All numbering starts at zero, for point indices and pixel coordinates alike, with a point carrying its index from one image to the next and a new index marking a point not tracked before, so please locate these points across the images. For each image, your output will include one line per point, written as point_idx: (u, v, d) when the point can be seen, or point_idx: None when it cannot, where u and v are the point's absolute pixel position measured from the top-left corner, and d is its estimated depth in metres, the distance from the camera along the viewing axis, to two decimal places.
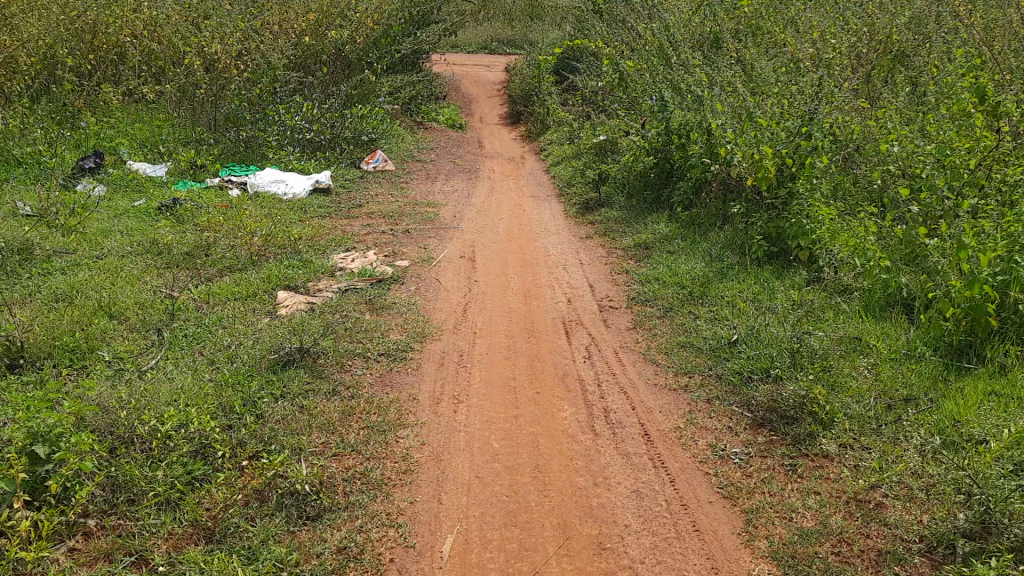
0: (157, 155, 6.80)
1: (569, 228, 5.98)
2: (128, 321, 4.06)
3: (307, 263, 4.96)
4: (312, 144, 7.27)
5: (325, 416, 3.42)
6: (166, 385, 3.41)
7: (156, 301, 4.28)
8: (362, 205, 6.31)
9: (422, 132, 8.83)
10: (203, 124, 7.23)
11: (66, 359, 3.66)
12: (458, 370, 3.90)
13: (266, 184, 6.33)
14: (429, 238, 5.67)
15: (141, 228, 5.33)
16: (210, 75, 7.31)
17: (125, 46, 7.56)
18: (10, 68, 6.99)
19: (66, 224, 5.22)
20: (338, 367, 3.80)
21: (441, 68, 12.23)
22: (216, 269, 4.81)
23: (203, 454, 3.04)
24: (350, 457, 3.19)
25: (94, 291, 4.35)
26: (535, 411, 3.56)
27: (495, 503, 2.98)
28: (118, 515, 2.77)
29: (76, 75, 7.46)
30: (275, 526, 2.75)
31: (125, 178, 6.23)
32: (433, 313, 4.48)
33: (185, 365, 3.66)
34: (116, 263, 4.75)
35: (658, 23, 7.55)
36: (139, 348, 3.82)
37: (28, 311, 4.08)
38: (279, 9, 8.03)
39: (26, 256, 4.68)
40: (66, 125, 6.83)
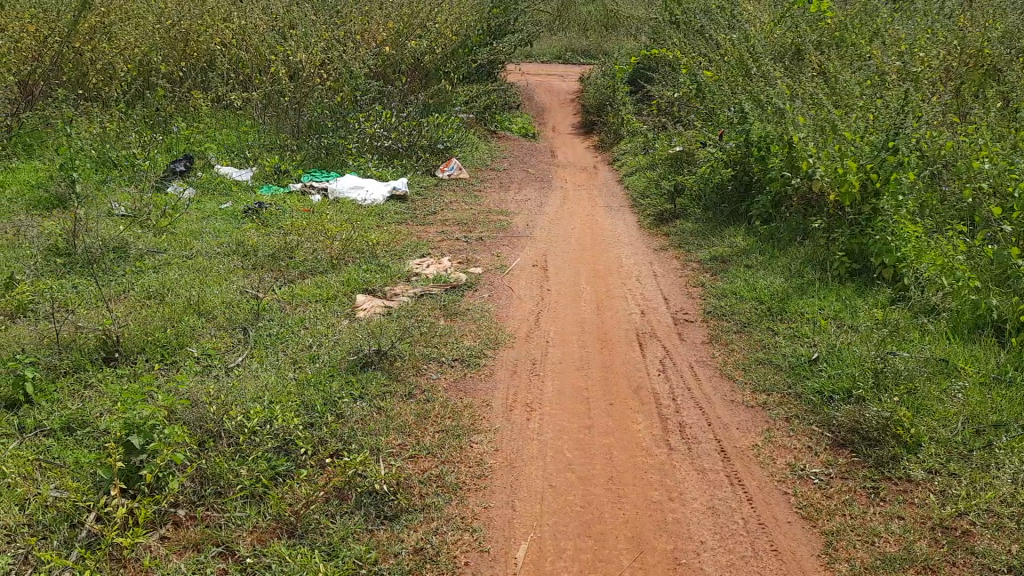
0: (243, 160, 7.04)
1: (642, 240, 5.95)
2: (215, 319, 4.22)
3: (384, 267, 5.06)
4: (390, 151, 7.41)
5: (402, 418, 3.49)
6: (253, 383, 3.55)
7: (242, 300, 4.44)
8: (437, 212, 6.40)
9: (495, 141, 8.92)
10: (287, 131, 7.46)
11: (159, 354, 3.82)
12: (531, 378, 3.93)
13: (346, 191, 6.48)
14: (503, 246, 5.71)
15: (229, 230, 5.53)
16: (295, 83, 7.54)
17: (215, 54, 7.87)
18: (107, 75, 7.36)
19: (157, 225, 5.44)
20: (414, 371, 3.87)
21: (515, 78, 12.35)
22: (297, 271, 4.95)
23: (286, 450, 3.15)
24: (426, 459, 3.24)
25: (184, 289, 4.52)
26: (608, 423, 3.56)
27: (569, 513, 2.99)
28: (206, 507, 2.88)
29: (169, 82, 7.79)
30: (354, 524, 2.82)
31: (212, 182, 6.47)
32: (506, 321, 4.52)
33: (269, 364, 3.79)
34: (205, 263, 4.94)
35: (739, 34, 7.47)
36: (226, 346, 3.96)
37: (123, 307, 4.27)
38: (362, 19, 8.22)
39: (121, 255, 4.90)
40: (159, 129, 7.14)
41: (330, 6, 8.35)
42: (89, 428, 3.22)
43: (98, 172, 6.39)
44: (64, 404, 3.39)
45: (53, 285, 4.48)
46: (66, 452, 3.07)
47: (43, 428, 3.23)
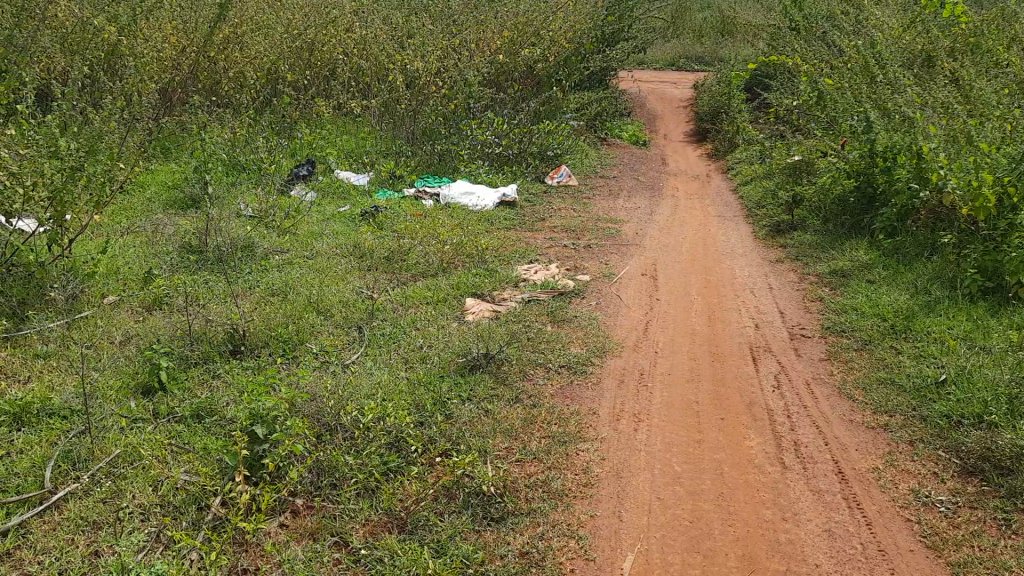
0: (361, 165, 7.29)
1: (756, 251, 5.80)
2: (333, 317, 4.38)
3: (493, 272, 5.13)
4: (501, 158, 7.52)
5: (508, 421, 3.52)
6: (367, 380, 3.67)
7: (358, 301, 4.59)
8: (546, 219, 6.43)
9: (605, 148, 8.90)
10: (402, 137, 7.68)
11: (280, 349, 4.00)
12: (639, 388, 3.89)
13: (457, 196, 6.60)
14: (611, 254, 5.69)
15: (347, 232, 5.74)
16: (412, 91, 7.76)
17: (337, 63, 8.18)
18: (238, 83, 7.76)
19: (281, 226, 5.71)
20: (521, 375, 3.90)
21: (627, 85, 12.28)
22: (410, 274, 5.08)
23: (398, 447, 3.24)
24: (533, 464, 3.27)
25: (304, 288, 4.72)
26: (719, 437, 3.49)
27: (677, 526, 2.95)
28: (322, 498, 3.00)
29: (294, 89, 8.15)
30: (462, 524, 2.87)
31: (331, 186, 6.72)
32: (614, 329, 4.50)
33: (382, 362, 3.90)
34: (325, 263, 5.14)
35: (864, 40, 7.20)
36: (343, 343, 4.10)
37: (248, 303, 4.50)
38: (478, 28, 8.36)
39: (249, 253, 5.17)
40: (284, 135, 7.50)
41: (447, 15, 8.53)
42: (216, 416, 3.41)
43: (228, 174, 6.75)
44: (195, 393, 3.60)
45: (187, 280, 4.76)
46: (195, 437, 3.26)
47: (175, 414, 3.43)
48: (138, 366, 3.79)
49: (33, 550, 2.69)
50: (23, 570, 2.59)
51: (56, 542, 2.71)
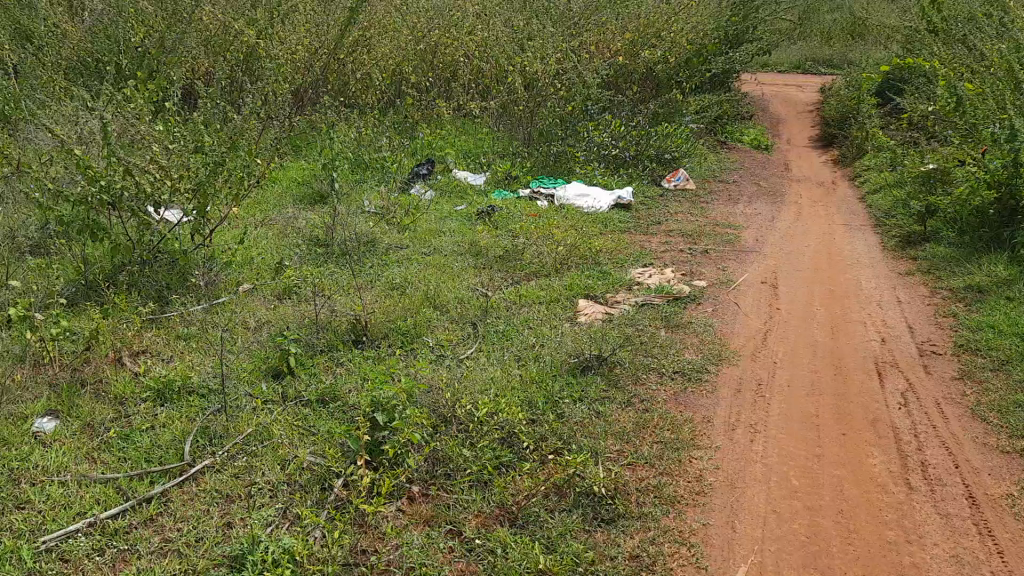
0: (479, 165, 7.43)
1: (884, 263, 5.57)
2: (449, 313, 4.49)
3: (607, 274, 5.13)
4: (617, 160, 7.48)
5: (620, 424, 3.52)
6: (482, 375, 3.76)
7: (473, 298, 4.68)
8: (662, 222, 6.36)
9: (725, 152, 8.72)
10: (520, 138, 7.78)
11: (399, 341, 4.13)
12: (757, 399, 3.81)
13: (573, 198, 6.62)
14: (730, 260, 5.58)
15: (464, 230, 5.87)
16: (531, 93, 7.84)
17: (459, 65, 8.37)
18: (365, 84, 8.06)
19: (401, 223, 5.89)
20: (634, 379, 3.89)
21: (750, 88, 11.99)
22: (523, 273, 5.14)
23: (510, 442, 3.30)
24: (644, 468, 3.26)
25: (422, 283, 4.86)
26: (839, 453, 3.38)
27: (793, 540, 2.88)
28: (438, 486, 3.10)
29: (417, 90, 8.39)
30: (572, 522, 2.90)
31: (450, 185, 6.88)
32: (731, 337, 4.41)
33: (495, 358, 3.98)
34: (442, 260, 5.28)
35: (1010, 43, 6.79)
36: (458, 338, 4.21)
37: (370, 295, 4.67)
38: (598, 30, 8.37)
39: (371, 248, 5.37)
40: (406, 135, 7.73)
41: (568, 18, 8.57)
42: (339, 402, 3.56)
43: (353, 172, 7.01)
44: (320, 378, 3.78)
45: (314, 271, 5.00)
46: (319, 421, 3.42)
47: (302, 398, 3.61)
48: (269, 351, 4.01)
49: (173, 516, 2.89)
50: (164, 536, 2.79)
51: (194, 511, 2.90)
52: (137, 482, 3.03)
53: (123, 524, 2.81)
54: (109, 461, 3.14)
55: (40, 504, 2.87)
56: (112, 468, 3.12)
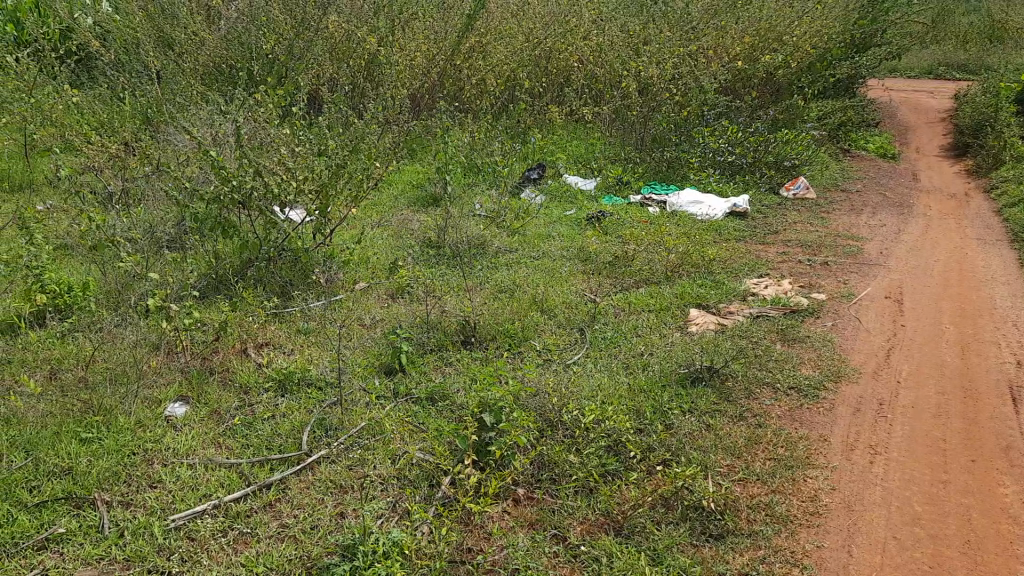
0: (590, 170, 7.41)
1: (1022, 280, 5.21)
2: (557, 317, 4.50)
3: (720, 284, 5.02)
4: (734, 166, 7.28)
5: (731, 439, 3.42)
6: (589, 381, 3.75)
7: (582, 303, 4.67)
8: (778, 232, 6.17)
9: (847, 160, 8.37)
10: (632, 145, 7.72)
11: (507, 343, 4.17)
12: (877, 420, 3.63)
13: (686, 205, 6.51)
14: (851, 273, 5.35)
15: (574, 235, 5.86)
16: (645, 98, 7.76)
17: (573, 70, 8.37)
18: (481, 89, 8.19)
19: (511, 226, 5.94)
20: (746, 393, 3.79)
21: (876, 94, 11.47)
22: (632, 279, 5.09)
23: (616, 451, 3.29)
24: (755, 485, 3.16)
25: (531, 287, 4.89)
26: (967, 480, 3.19)
27: (914, 569, 2.74)
28: (543, 490, 3.11)
29: (531, 95, 8.45)
30: (679, 535, 2.85)
31: (561, 190, 6.88)
32: (850, 354, 4.22)
33: (603, 365, 3.96)
34: (551, 264, 5.29)
35: None
36: (565, 343, 4.21)
37: (480, 297, 4.74)
38: (717, 34, 8.21)
39: (482, 251, 5.44)
40: (519, 139, 7.78)
41: (686, 23, 8.50)
42: (448, 401, 3.63)
43: (466, 175, 7.12)
44: (430, 377, 3.86)
45: (427, 272, 5.11)
46: (428, 419, 3.49)
47: (412, 395, 3.70)
48: (382, 349, 4.12)
49: (290, 503, 3.01)
50: (282, 521, 2.91)
51: (309, 500, 3.02)
52: (258, 469, 3.18)
53: (244, 508, 2.94)
54: (233, 447, 3.31)
55: (170, 484, 3.04)
56: (235, 454, 3.28)
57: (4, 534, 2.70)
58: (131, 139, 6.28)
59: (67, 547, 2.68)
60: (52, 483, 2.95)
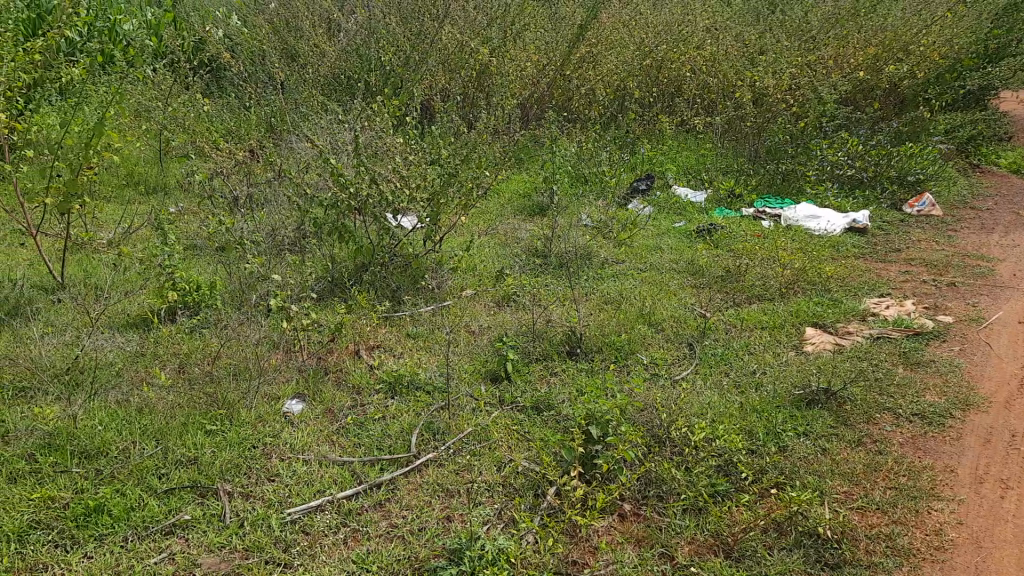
0: (700, 181, 7.26)
1: None
2: (665, 331, 4.43)
3: (837, 303, 4.82)
4: (853, 181, 7.00)
5: (849, 465, 3.28)
6: (699, 398, 3.67)
7: (691, 317, 4.57)
8: (900, 250, 5.88)
9: (976, 176, 7.91)
10: (745, 157, 7.55)
11: (613, 355, 4.12)
12: (1009, 453, 3.41)
13: (802, 219, 6.31)
14: (980, 296, 5.04)
15: (683, 248, 5.76)
16: (759, 109, 7.57)
17: (685, 80, 8.25)
18: (590, 99, 8.18)
19: (619, 237, 5.88)
20: (865, 417, 3.61)
21: (1009, 105, 10.80)
22: (743, 295, 4.95)
23: (726, 471, 3.20)
24: (875, 514, 3.01)
25: (639, 299, 4.83)
26: None
27: None
28: (650, 507, 3.06)
29: (641, 106, 8.37)
30: (793, 563, 2.75)
31: (670, 201, 6.76)
32: (980, 381, 3.97)
33: (712, 383, 3.86)
34: (659, 277, 5.21)
35: None
36: (673, 358, 4.13)
37: (586, 308, 4.71)
38: (837, 43, 7.94)
39: (588, 261, 5.41)
40: (627, 150, 7.72)
41: (805, 32, 8.31)
42: (553, 412, 3.62)
43: (573, 185, 7.09)
44: (535, 386, 3.85)
45: (533, 281, 5.12)
46: (534, 428, 3.49)
47: (517, 403, 3.71)
48: (488, 356, 4.15)
49: (399, 504, 3.06)
50: (391, 521, 2.97)
51: (418, 502, 3.07)
52: (369, 468, 3.25)
53: (356, 506, 3.02)
54: (345, 446, 3.40)
55: (287, 479, 3.14)
56: (348, 453, 3.37)
57: (136, 518, 2.85)
58: (255, 146, 6.58)
59: (191, 534, 2.82)
60: (179, 472, 3.10)
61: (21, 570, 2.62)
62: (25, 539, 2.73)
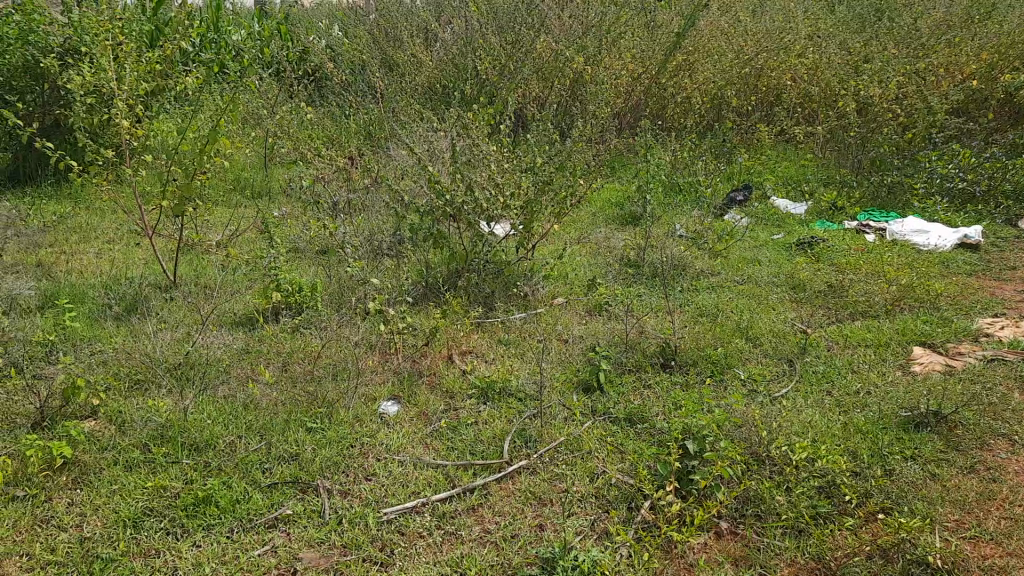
0: (799, 193, 7.06)
1: None
2: (763, 346, 4.31)
3: (948, 322, 4.59)
4: (965, 194, 6.62)
5: (961, 492, 3.11)
6: (799, 416, 3.56)
7: (790, 333, 4.44)
8: (1017, 267, 5.56)
9: None
10: (847, 168, 7.30)
11: (709, 369, 4.04)
12: None
13: (908, 233, 6.05)
14: None
15: (782, 261, 5.61)
16: (864, 118, 7.32)
17: (784, 88, 8.05)
18: (686, 108, 8.07)
19: (714, 249, 5.76)
20: (979, 443, 3.42)
21: None
22: (845, 311, 4.78)
23: (827, 492, 3.09)
24: (989, 546, 2.85)
25: (735, 313, 4.72)
26: None
27: None
28: (748, 527, 2.99)
29: (738, 115, 8.21)
30: None
31: (767, 213, 6.60)
32: None
33: (813, 401, 3.73)
34: (757, 290, 5.09)
35: None
36: (772, 374, 4.01)
37: (681, 320, 4.64)
38: (949, 50, 7.59)
39: (682, 273, 5.33)
40: (724, 159, 7.58)
41: (914, 39, 8.00)
42: (647, 424, 3.57)
43: (667, 195, 6.99)
44: (629, 398, 3.81)
45: (626, 291, 5.07)
46: (627, 440, 3.45)
47: (610, 414, 3.68)
48: (581, 365, 4.13)
49: (492, 509, 3.08)
50: (484, 526, 2.98)
51: (511, 509, 3.07)
52: (462, 472, 3.28)
53: (450, 509, 3.05)
54: (439, 449, 3.44)
55: (383, 479, 3.20)
56: (441, 456, 3.40)
57: (241, 510, 2.95)
58: (354, 153, 6.75)
59: (292, 528, 2.90)
60: (281, 467, 3.20)
61: (136, 554, 2.75)
62: (139, 524, 2.86)
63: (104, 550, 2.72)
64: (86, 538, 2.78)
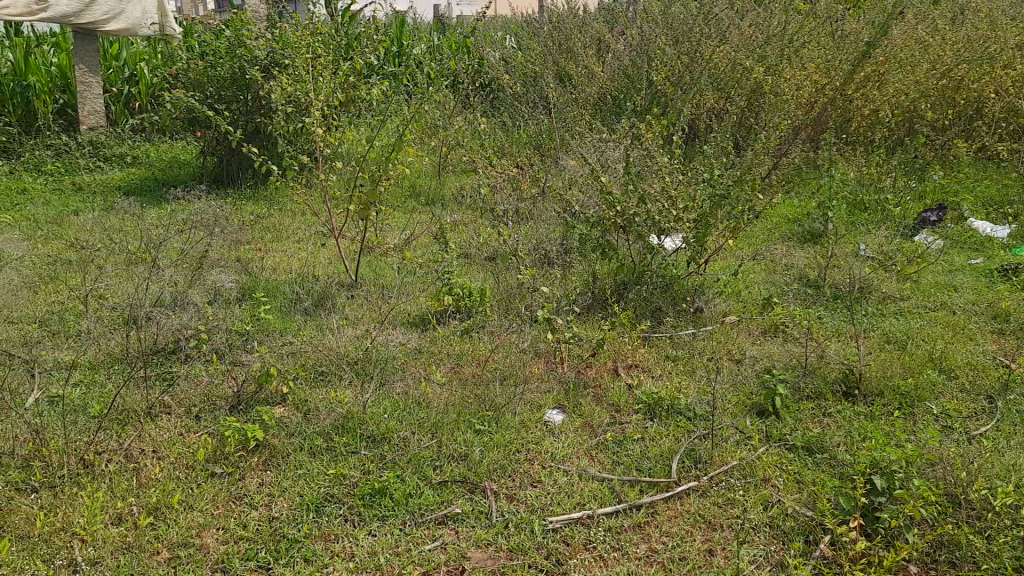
0: (1002, 215, 6.46)
1: None
2: (959, 380, 3.97)
3: None
4: None
5: None
6: (1003, 459, 3.24)
7: (991, 367, 4.07)
8: None
9: None
10: None
11: (897, 401, 3.76)
12: None
13: None
14: None
15: (980, 287, 5.16)
16: None
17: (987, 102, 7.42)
18: (873, 121, 7.61)
19: (903, 272, 5.38)
20: None
21: None
22: None
23: None
24: None
25: (927, 342, 4.38)
26: None
27: None
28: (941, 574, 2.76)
29: (932, 130, 7.65)
30: None
31: (964, 236, 6.07)
32: None
33: (1020, 444, 3.39)
34: (952, 318, 4.70)
35: None
36: (969, 411, 3.68)
37: (864, 346, 4.36)
38: None
39: (865, 296, 5.02)
40: (915, 176, 7.07)
41: None
42: (828, 455, 3.37)
43: (850, 213, 6.60)
44: (807, 426, 3.61)
45: (804, 312, 4.83)
46: (806, 470, 3.27)
47: (786, 441, 3.50)
48: (754, 387, 3.97)
49: (659, 529, 3.00)
50: (651, 545, 2.92)
51: (679, 530, 2.99)
52: (628, 488, 3.22)
53: (617, 524, 3.01)
54: (605, 462, 3.40)
55: (549, 487, 3.20)
56: (607, 470, 3.36)
57: (414, 504, 3.05)
58: (526, 163, 6.86)
59: (460, 527, 2.96)
60: (451, 466, 3.27)
61: (318, 537, 2.90)
62: (321, 509, 3.02)
63: (290, 531, 2.89)
64: (274, 518, 2.97)
